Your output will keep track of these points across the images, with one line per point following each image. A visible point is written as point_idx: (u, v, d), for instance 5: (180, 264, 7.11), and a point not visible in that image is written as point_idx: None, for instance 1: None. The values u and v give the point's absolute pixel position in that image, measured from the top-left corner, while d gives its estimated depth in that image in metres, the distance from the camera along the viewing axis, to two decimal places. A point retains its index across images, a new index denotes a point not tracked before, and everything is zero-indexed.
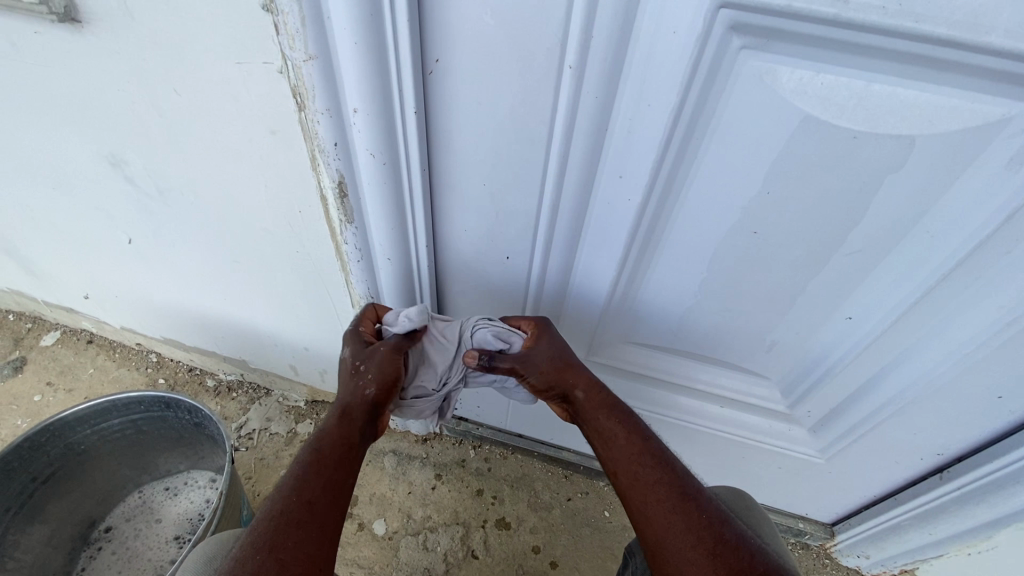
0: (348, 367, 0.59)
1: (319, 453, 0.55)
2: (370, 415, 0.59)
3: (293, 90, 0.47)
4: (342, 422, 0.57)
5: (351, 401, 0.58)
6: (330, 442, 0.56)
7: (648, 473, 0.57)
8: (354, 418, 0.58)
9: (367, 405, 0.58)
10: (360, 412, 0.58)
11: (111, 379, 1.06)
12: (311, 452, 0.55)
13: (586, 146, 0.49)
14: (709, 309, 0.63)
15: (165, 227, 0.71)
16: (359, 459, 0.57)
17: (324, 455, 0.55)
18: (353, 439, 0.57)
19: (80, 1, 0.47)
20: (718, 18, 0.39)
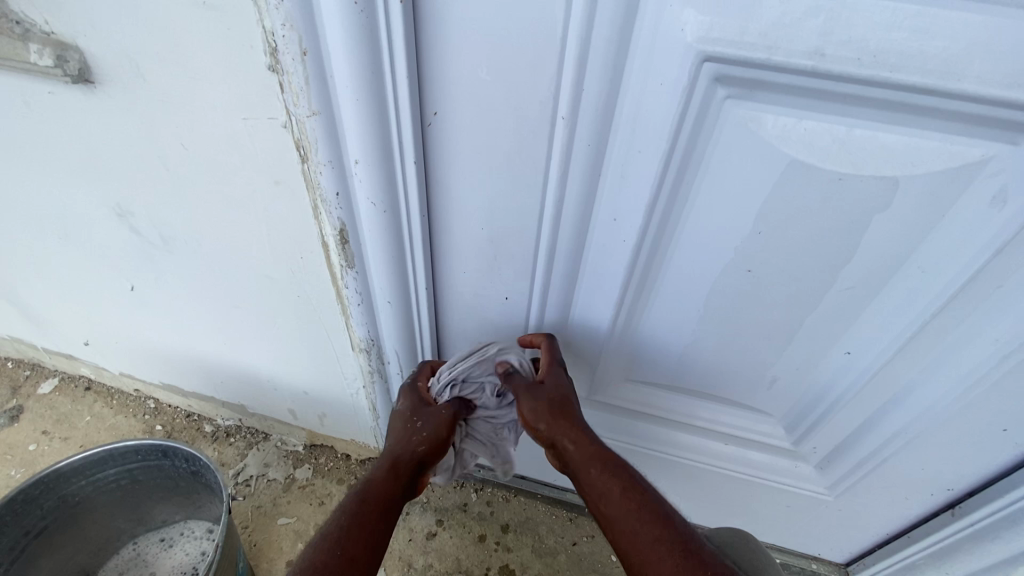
0: (402, 420, 0.63)
1: (362, 494, 0.58)
2: (418, 467, 0.61)
3: (297, 143, 0.49)
4: (389, 475, 0.60)
5: (400, 454, 0.61)
6: (377, 490, 0.59)
7: (648, 531, 0.55)
8: (402, 470, 0.60)
9: (417, 458, 0.61)
10: (408, 464, 0.60)
11: (107, 426, 1.05)
12: (358, 504, 0.57)
13: (581, 192, 0.51)
14: (709, 347, 0.63)
15: (169, 274, 0.72)
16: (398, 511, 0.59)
17: (370, 507, 0.57)
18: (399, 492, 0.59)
19: (94, 63, 0.49)
20: (702, 71, 0.41)
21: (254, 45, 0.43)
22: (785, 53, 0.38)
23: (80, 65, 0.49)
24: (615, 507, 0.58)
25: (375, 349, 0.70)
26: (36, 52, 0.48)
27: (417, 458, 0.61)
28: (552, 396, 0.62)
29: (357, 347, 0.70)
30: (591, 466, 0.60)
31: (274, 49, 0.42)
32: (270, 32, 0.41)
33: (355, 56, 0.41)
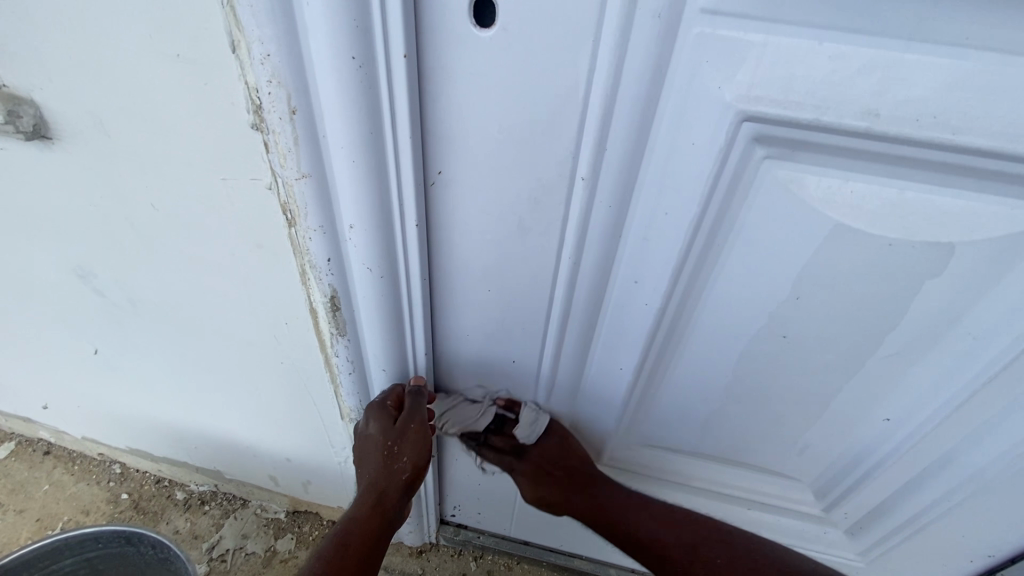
0: (380, 448, 0.54)
1: (341, 539, 0.53)
2: (401, 493, 0.58)
3: (283, 206, 0.43)
4: (375, 512, 0.55)
5: (386, 488, 0.56)
6: (359, 534, 0.54)
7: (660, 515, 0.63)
8: (386, 505, 0.56)
9: (402, 485, 0.57)
10: (393, 498, 0.56)
11: (67, 496, 0.95)
12: (337, 550, 0.52)
13: (599, 254, 0.46)
14: (734, 412, 0.58)
15: (138, 338, 0.65)
16: (381, 542, 0.55)
17: (351, 550, 0.53)
18: (381, 529, 0.55)
19: (51, 118, 0.44)
20: (741, 131, 0.38)
21: (234, 102, 0.38)
22: (834, 113, 0.35)
23: (35, 120, 0.43)
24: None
25: None
26: None
27: (405, 483, 0.57)
28: (530, 483, 0.65)
29: (347, 417, 0.63)
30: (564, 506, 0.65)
31: (258, 107, 0.37)
32: (254, 88, 0.36)
33: (350, 116, 0.37)
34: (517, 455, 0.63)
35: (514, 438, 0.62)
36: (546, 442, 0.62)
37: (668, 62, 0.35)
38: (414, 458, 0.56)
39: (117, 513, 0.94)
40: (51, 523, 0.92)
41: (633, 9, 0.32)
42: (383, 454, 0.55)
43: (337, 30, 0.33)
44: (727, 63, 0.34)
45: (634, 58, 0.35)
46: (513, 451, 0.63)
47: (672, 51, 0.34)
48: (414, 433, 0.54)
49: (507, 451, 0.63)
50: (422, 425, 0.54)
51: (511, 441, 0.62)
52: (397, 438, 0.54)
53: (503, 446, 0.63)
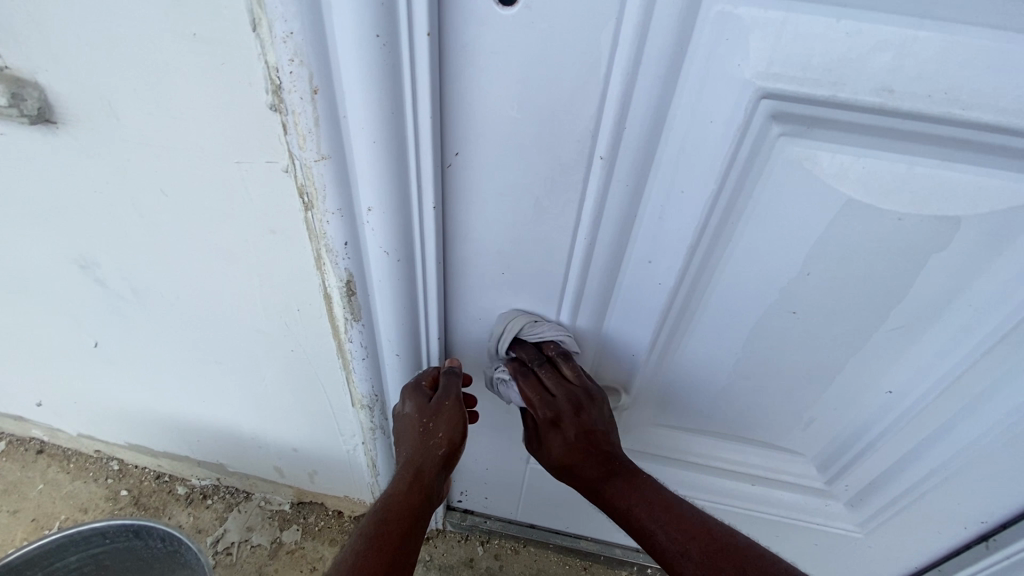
0: (416, 427, 0.53)
1: (381, 515, 0.51)
2: (439, 471, 0.55)
3: (300, 189, 0.43)
4: (412, 487, 0.53)
5: (423, 463, 0.53)
6: (398, 509, 0.51)
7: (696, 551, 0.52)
8: (425, 480, 0.53)
9: (439, 462, 0.54)
10: (431, 473, 0.54)
11: (64, 495, 0.94)
12: (377, 525, 0.50)
13: (614, 234, 0.47)
14: (741, 389, 0.59)
15: (141, 330, 0.65)
16: (423, 518, 0.53)
17: (389, 528, 0.50)
18: (421, 505, 0.52)
19: (56, 101, 0.43)
20: (758, 108, 0.38)
21: (252, 83, 0.38)
22: (850, 89, 0.36)
23: (40, 104, 0.42)
24: (655, 551, 0.54)
25: (378, 406, 0.63)
26: None
27: (443, 459, 0.54)
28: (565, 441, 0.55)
29: (358, 404, 0.63)
30: (607, 487, 0.56)
31: (278, 87, 0.37)
32: (274, 67, 0.36)
33: (372, 97, 0.37)
34: (572, 405, 0.53)
35: (573, 383, 0.53)
36: (603, 410, 0.55)
37: (688, 38, 0.35)
38: (451, 435, 0.53)
39: (117, 510, 0.93)
40: (48, 522, 0.91)
41: None
42: (420, 430, 0.53)
43: (362, 8, 0.33)
44: (747, 40, 0.35)
45: (656, 35, 0.35)
46: (572, 406, 0.53)
47: (693, 27, 0.35)
48: (450, 409, 0.53)
49: (558, 396, 0.52)
50: (455, 401, 0.54)
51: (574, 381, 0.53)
52: (432, 415, 0.53)
53: (553, 387, 0.52)
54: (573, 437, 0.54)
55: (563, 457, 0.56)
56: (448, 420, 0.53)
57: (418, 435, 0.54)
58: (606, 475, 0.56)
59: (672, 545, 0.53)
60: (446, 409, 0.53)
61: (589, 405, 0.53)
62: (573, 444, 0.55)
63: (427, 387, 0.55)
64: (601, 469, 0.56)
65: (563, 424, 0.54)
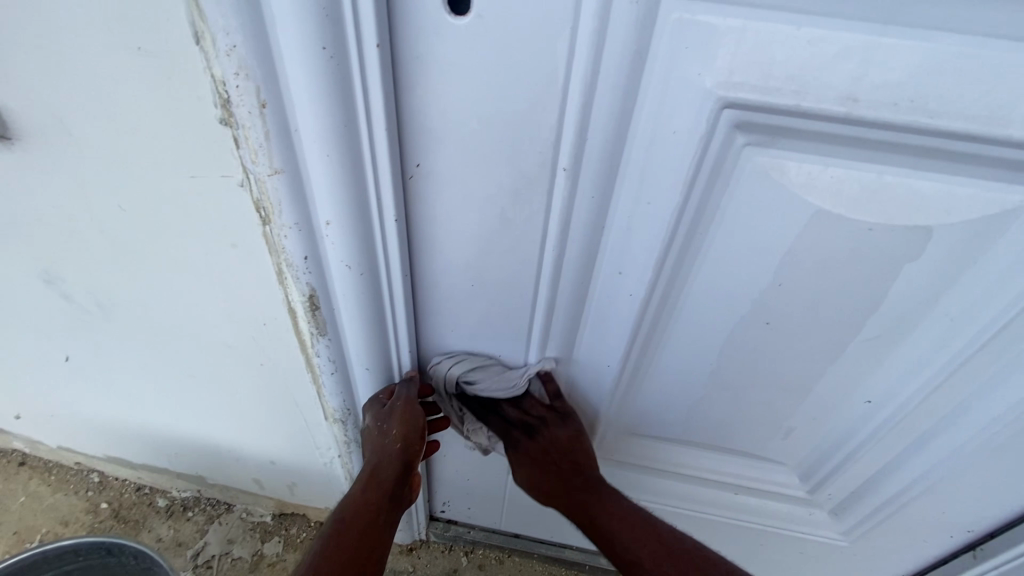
0: (373, 430, 0.54)
1: (340, 516, 0.52)
2: (402, 471, 0.55)
3: (256, 203, 0.42)
4: (370, 488, 0.53)
5: (379, 463, 0.54)
6: (355, 509, 0.52)
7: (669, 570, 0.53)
8: (384, 479, 0.53)
9: (398, 462, 0.54)
10: (389, 474, 0.54)
11: (43, 509, 0.92)
12: (336, 526, 0.51)
13: (583, 245, 0.46)
14: (720, 399, 0.58)
15: (110, 344, 0.63)
16: (385, 519, 0.53)
17: (346, 527, 0.51)
18: (380, 505, 0.53)
19: (6, 116, 0.42)
20: (722, 118, 0.37)
21: (201, 96, 0.37)
22: (813, 99, 0.35)
23: None
24: (624, 557, 0.56)
25: (352, 419, 0.62)
26: None
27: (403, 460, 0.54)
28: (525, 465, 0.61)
29: (331, 418, 0.62)
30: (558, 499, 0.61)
31: (226, 101, 0.36)
32: (220, 80, 0.35)
33: (321, 109, 0.35)
34: (527, 430, 0.59)
35: (530, 414, 0.59)
36: (558, 431, 0.60)
37: (646, 48, 0.34)
38: (404, 433, 0.52)
39: (97, 523, 0.92)
40: (28, 536, 0.89)
41: None
42: (376, 432, 0.54)
43: (304, 20, 0.32)
44: (706, 50, 0.34)
45: (612, 45, 0.34)
46: (523, 429, 0.60)
47: (650, 36, 0.34)
48: (402, 409, 0.53)
49: (517, 425, 0.59)
50: (408, 402, 0.53)
51: (527, 417, 0.59)
52: (386, 417, 0.53)
53: (518, 417, 0.59)
54: (535, 452, 0.60)
55: (526, 474, 0.61)
56: (402, 418, 0.52)
57: (375, 440, 0.54)
58: (563, 488, 0.60)
59: (639, 553, 0.55)
60: (397, 410, 0.53)
61: (542, 427, 0.60)
62: (532, 468, 0.61)
63: (384, 399, 0.55)
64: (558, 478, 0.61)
65: (520, 444, 0.60)
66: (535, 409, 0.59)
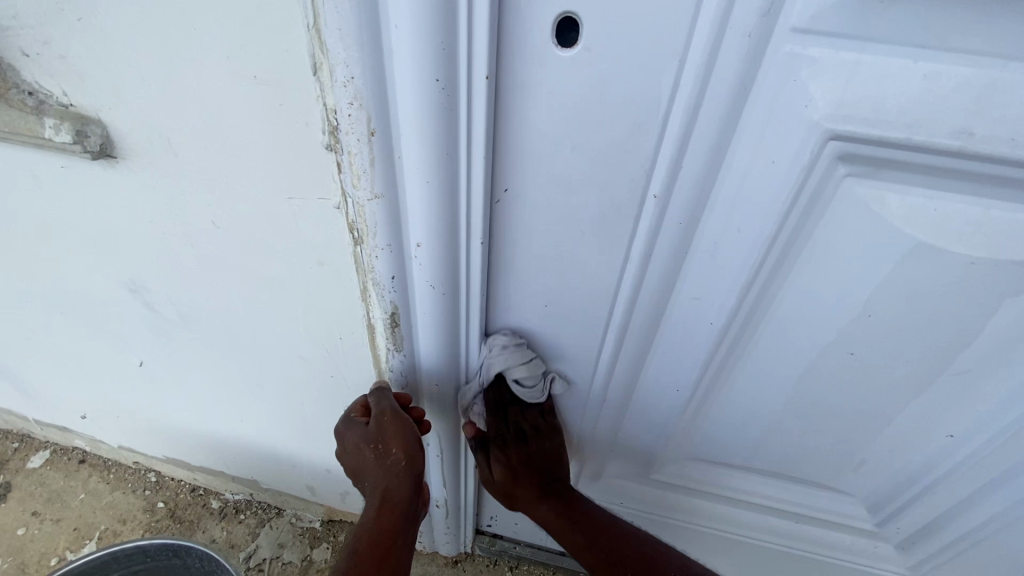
0: (371, 452, 0.51)
1: (355, 546, 0.50)
2: (411, 489, 0.53)
3: (351, 225, 0.43)
4: (382, 512, 0.51)
5: (390, 484, 0.52)
6: (369, 536, 0.50)
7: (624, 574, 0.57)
8: (394, 500, 0.52)
9: (408, 479, 0.52)
10: (402, 493, 0.52)
11: (103, 505, 0.95)
12: (349, 558, 0.49)
13: (665, 270, 0.46)
14: (789, 427, 0.57)
15: (184, 350, 0.66)
16: (405, 536, 0.52)
17: (362, 555, 0.49)
18: (397, 526, 0.51)
19: (118, 137, 0.44)
20: (824, 150, 0.37)
21: (311, 123, 0.38)
22: (926, 132, 0.34)
23: (102, 140, 0.43)
24: None
25: None
26: (51, 127, 0.42)
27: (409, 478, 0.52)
28: (508, 463, 0.59)
29: None
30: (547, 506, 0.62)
31: (335, 128, 0.37)
32: (332, 109, 0.36)
33: (428, 138, 0.36)
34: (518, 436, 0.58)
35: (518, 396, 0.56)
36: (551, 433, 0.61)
37: (753, 80, 0.34)
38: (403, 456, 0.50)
39: (154, 522, 0.94)
40: (88, 532, 0.92)
41: (722, 30, 0.32)
42: (373, 452, 0.51)
43: (421, 55, 0.32)
44: (816, 83, 0.34)
45: (720, 77, 0.34)
46: (517, 438, 0.59)
47: (759, 68, 0.34)
48: (391, 422, 0.51)
49: (511, 431, 0.58)
50: (393, 413, 0.51)
51: (521, 421, 0.58)
52: (378, 436, 0.51)
53: (512, 421, 0.58)
54: (515, 462, 0.59)
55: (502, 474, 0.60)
56: (397, 431, 0.50)
57: (372, 462, 0.51)
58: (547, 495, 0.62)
59: None
60: (385, 423, 0.51)
61: (534, 437, 0.60)
62: (510, 474, 0.60)
63: (358, 417, 0.54)
64: (537, 491, 0.61)
65: (508, 451, 0.59)
66: (530, 418, 0.59)
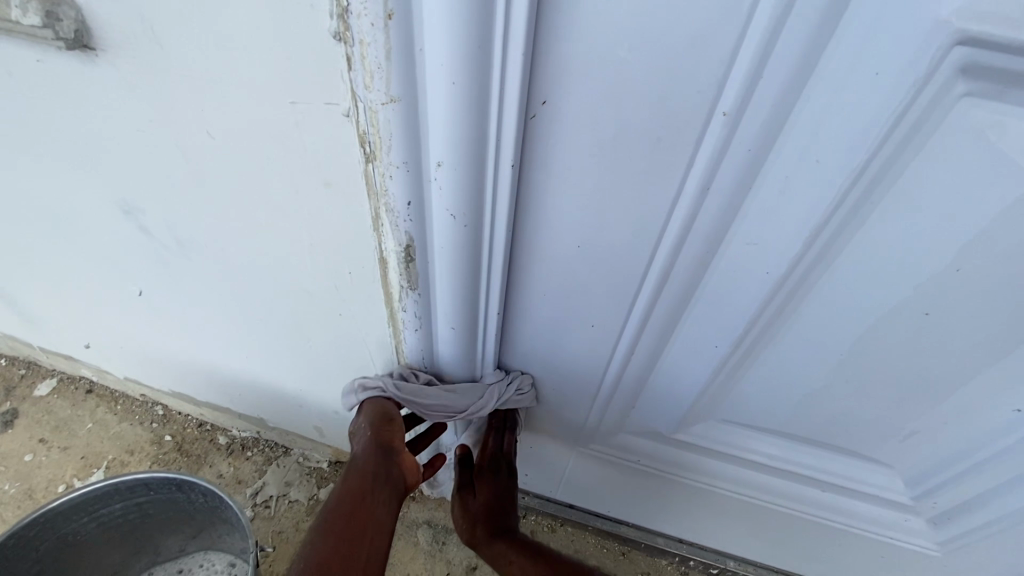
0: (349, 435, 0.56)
1: (333, 506, 0.49)
2: (381, 453, 0.52)
3: (362, 137, 0.37)
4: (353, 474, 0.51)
5: (358, 451, 0.53)
6: (342, 496, 0.49)
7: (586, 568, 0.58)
8: (363, 463, 0.52)
9: (373, 443, 0.53)
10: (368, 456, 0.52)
11: (111, 436, 0.95)
12: (325, 517, 0.48)
13: (721, 209, 0.40)
14: (835, 391, 0.52)
15: (184, 280, 0.61)
16: (378, 499, 0.50)
17: (334, 514, 0.48)
18: (366, 485, 0.50)
19: (94, 23, 0.38)
20: (945, 59, 0.30)
21: (316, 5, 0.32)
22: None
23: (76, 26, 0.37)
24: None
25: None
26: (17, 6, 0.37)
27: (379, 444, 0.53)
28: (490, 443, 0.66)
29: None
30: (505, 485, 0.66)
31: (344, 10, 0.30)
32: None
33: (454, 26, 0.29)
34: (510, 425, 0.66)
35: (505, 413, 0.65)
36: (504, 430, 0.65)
37: None
38: (371, 428, 0.54)
39: (161, 454, 0.93)
40: (96, 461, 0.92)
41: None
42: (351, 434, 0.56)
43: None
44: None
45: None
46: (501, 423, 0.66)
47: None
48: (363, 405, 0.57)
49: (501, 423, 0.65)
50: (368, 399, 0.57)
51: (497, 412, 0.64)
52: (354, 419, 0.57)
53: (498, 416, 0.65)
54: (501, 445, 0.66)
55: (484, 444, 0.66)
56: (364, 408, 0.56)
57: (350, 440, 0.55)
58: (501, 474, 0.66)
59: None
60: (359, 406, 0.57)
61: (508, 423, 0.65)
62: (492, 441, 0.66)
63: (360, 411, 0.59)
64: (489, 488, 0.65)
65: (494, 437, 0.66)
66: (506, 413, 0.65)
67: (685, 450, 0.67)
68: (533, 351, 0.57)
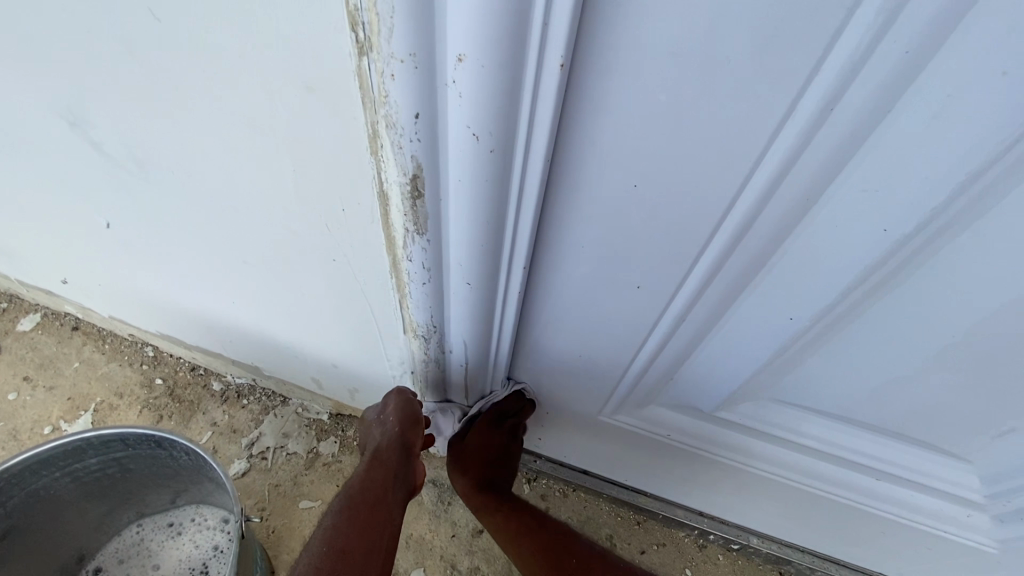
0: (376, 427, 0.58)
1: (353, 494, 0.52)
2: (404, 454, 0.54)
3: (353, 17, 0.26)
4: (374, 467, 0.54)
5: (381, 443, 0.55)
6: (362, 486, 0.53)
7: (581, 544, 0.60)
8: (384, 458, 0.54)
9: (398, 445, 0.54)
10: (390, 455, 0.54)
11: (99, 376, 0.89)
12: (348, 499, 0.52)
13: (843, 139, 0.29)
14: (926, 376, 0.43)
15: (153, 211, 0.52)
16: (395, 497, 0.53)
17: (357, 500, 0.51)
18: (388, 480, 0.53)
19: None
20: None
21: None
22: None
23: None
24: None
25: (435, 338, 0.50)
26: None
27: (402, 443, 0.54)
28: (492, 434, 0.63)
29: (411, 333, 0.50)
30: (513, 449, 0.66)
31: None
32: None
33: None
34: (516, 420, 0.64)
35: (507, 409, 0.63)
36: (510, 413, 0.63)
37: None
38: (399, 428, 0.55)
39: (152, 399, 0.88)
40: (83, 403, 0.86)
41: None
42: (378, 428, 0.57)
43: None
44: None
45: None
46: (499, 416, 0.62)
47: None
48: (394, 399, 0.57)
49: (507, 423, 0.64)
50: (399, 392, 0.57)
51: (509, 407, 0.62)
52: (382, 409, 0.57)
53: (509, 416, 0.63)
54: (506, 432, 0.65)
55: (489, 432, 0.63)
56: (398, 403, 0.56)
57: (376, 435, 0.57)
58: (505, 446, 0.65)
59: None
60: (390, 400, 0.57)
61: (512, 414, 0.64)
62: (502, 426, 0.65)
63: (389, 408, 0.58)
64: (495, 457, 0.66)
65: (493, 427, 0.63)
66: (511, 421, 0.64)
67: (726, 428, 0.59)
68: (563, 309, 0.48)
